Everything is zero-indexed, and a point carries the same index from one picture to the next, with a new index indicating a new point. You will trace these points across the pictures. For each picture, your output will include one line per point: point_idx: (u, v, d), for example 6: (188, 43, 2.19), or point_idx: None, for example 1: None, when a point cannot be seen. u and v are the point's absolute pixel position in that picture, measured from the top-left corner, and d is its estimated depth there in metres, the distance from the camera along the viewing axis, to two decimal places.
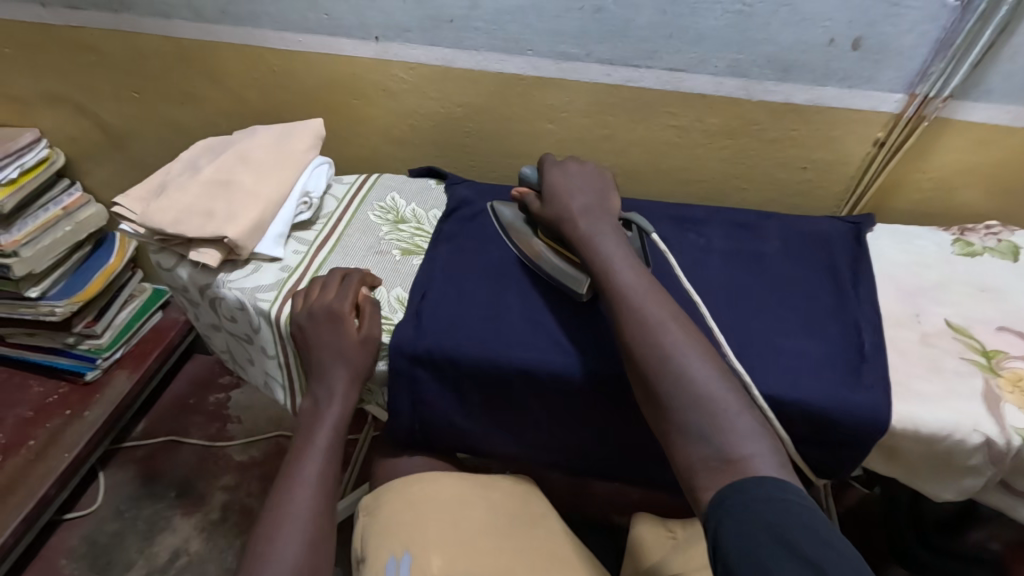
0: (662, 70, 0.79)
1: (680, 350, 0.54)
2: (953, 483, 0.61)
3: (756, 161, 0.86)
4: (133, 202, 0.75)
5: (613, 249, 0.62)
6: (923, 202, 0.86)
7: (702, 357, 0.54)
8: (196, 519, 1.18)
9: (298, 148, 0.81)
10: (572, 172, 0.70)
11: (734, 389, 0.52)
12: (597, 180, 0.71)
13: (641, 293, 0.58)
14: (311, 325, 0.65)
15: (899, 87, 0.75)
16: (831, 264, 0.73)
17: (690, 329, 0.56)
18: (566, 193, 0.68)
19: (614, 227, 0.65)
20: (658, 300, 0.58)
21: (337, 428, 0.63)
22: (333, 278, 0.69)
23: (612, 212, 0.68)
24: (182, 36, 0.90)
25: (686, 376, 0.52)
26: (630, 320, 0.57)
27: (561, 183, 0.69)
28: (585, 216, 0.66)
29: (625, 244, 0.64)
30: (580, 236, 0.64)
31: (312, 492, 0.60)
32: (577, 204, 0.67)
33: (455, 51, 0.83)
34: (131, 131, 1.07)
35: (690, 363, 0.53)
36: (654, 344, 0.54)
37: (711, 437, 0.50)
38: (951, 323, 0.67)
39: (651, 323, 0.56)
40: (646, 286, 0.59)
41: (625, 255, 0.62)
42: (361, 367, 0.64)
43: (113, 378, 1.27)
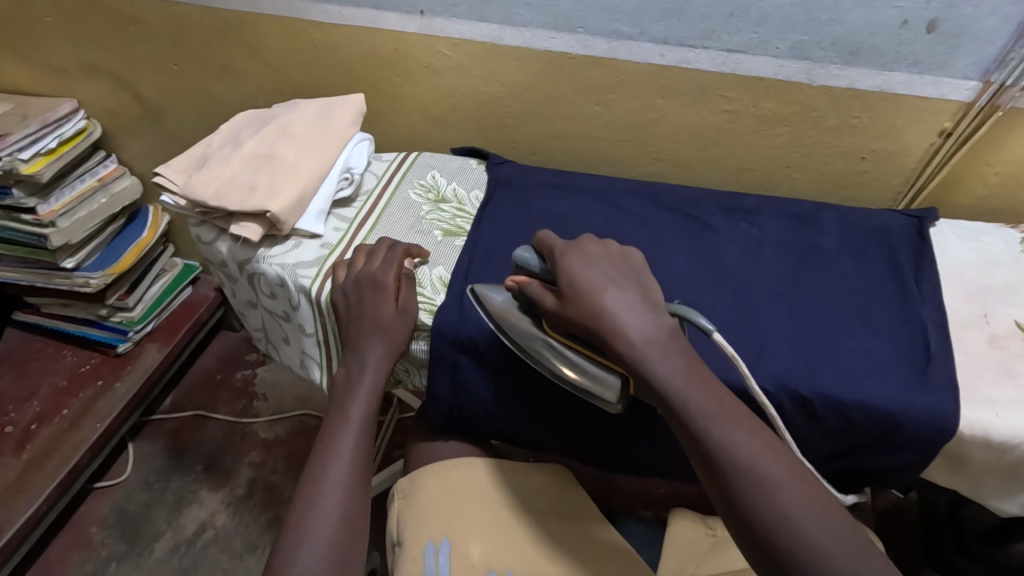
0: (719, 51, 0.76)
1: (805, 521, 0.43)
2: (1018, 494, 0.58)
3: (810, 150, 0.83)
4: (175, 174, 0.74)
5: (683, 369, 0.50)
6: (987, 198, 0.82)
7: (837, 528, 0.43)
8: (223, 493, 1.19)
9: (339, 122, 0.79)
10: (594, 257, 0.57)
11: (880, 564, 0.42)
12: (622, 260, 0.59)
13: (734, 435, 0.47)
14: (354, 292, 0.64)
15: (973, 74, 0.71)
16: (892, 260, 0.70)
17: (807, 483, 0.45)
18: (598, 287, 0.54)
19: (672, 333, 0.52)
20: (759, 442, 0.47)
21: (372, 402, 0.62)
22: (377, 249, 0.68)
23: (657, 304, 0.55)
24: (224, 6, 0.89)
25: (829, 560, 0.41)
26: (734, 479, 0.45)
27: (585, 273, 0.55)
28: (632, 320, 0.52)
29: (689, 354, 0.52)
30: (630, 350, 0.51)
31: (346, 467, 0.58)
32: (612, 302, 0.53)
33: (503, 27, 0.80)
34: (169, 104, 1.06)
35: (823, 537, 0.42)
36: (765, 506, 0.44)
37: None
38: (1022, 325, 0.63)
39: (755, 480, 0.45)
40: (732, 414, 0.48)
41: (699, 378, 0.50)
42: (401, 339, 0.62)
43: (143, 351, 1.28)
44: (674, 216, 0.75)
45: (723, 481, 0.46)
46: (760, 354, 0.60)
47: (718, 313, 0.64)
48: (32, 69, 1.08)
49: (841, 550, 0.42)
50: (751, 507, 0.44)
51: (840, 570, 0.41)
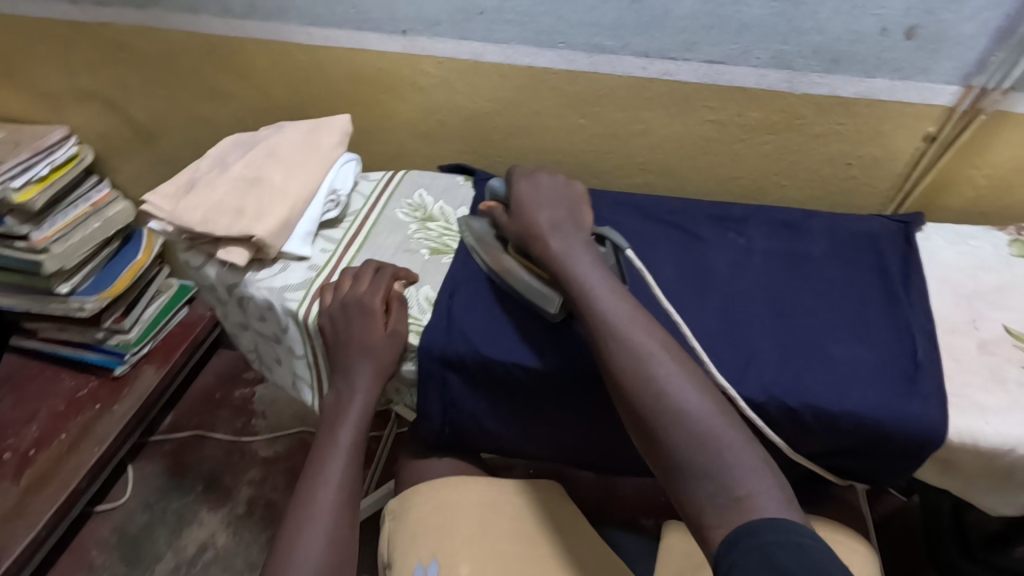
0: (701, 62, 0.76)
1: (668, 382, 0.51)
2: (1012, 499, 0.58)
3: (797, 157, 0.83)
4: (163, 200, 0.74)
5: (590, 269, 0.58)
6: (976, 200, 0.82)
7: (696, 389, 0.51)
8: (222, 513, 1.19)
9: (325, 143, 0.79)
10: (543, 184, 0.67)
11: (727, 417, 0.50)
12: (569, 191, 0.67)
13: (622, 318, 0.55)
14: (343, 314, 0.64)
15: (956, 79, 0.71)
16: (881, 267, 0.69)
17: (679, 357, 0.53)
18: (535, 207, 0.64)
19: (588, 245, 0.61)
20: (641, 323, 0.55)
21: (360, 425, 0.62)
22: (367, 271, 0.68)
23: (584, 226, 0.64)
24: (210, 31, 0.89)
25: (683, 413, 0.49)
26: (616, 351, 0.53)
27: (529, 197, 0.65)
28: (555, 234, 0.61)
29: (599, 261, 0.60)
30: (550, 255, 0.60)
31: (335, 493, 0.58)
32: (545, 219, 0.62)
33: (485, 44, 0.80)
34: (160, 128, 1.07)
35: (682, 395, 0.50)
36: (638, 367, 0.52)
37: (715, 472, 0.46)
38: (1010, 330, 0.63)
39: (634, 351, 0.53)
40: (621, 300, 0.56)
41: (603, 276, 0.58)
42: (389, 362, 0.63)
43: (140, 373, 1.28)
44: (661, 227, 0.75)
45: (608, 352, 0.53)
46: (748, 364, 0.60)
47: (705, 323, 0.64)
48: (24, 96, 1.09)
49: (698, 405, 0.50)
50: (626, 371, 0.52)
51: (690, 418, 0.49)
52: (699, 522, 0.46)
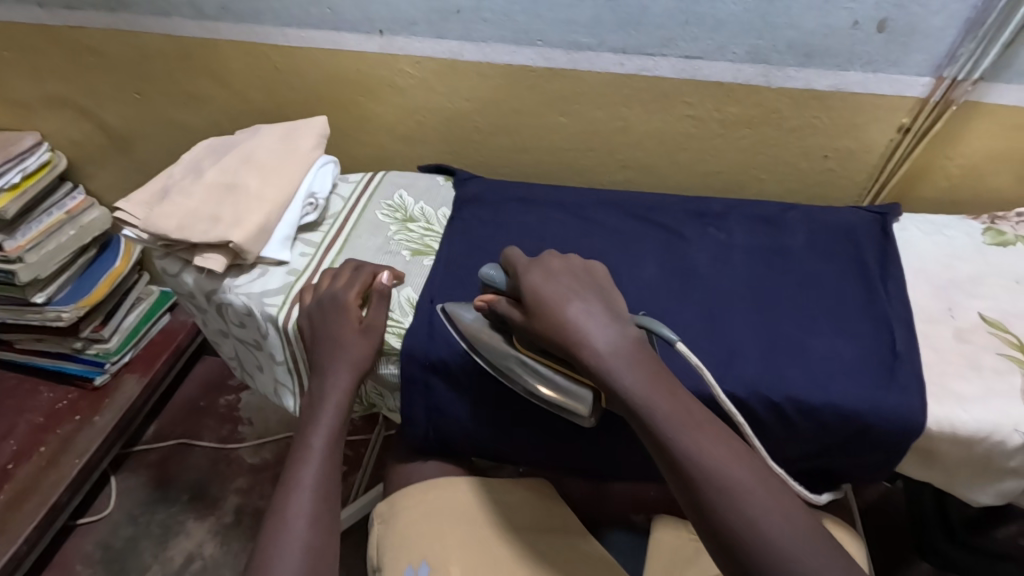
0: (678, 58, 0.76)
1: (765, 520, 0.46)
2: (990, 486, 0.58)
3: (775, 151, 0.83)
4: (137, 207, 0.73)
5: (648, 379, 0.51)
6: (950, 190, 0.83)
7: (794, 524, 0.46)
8: (209, 522, 1.18)
9: (302, 146, 0.78)
10: (557, 270, 0.59)
11: (832, 554, 0.45)
12: (586, 274, 0.60)
13: (699, 443, 0.49)
14: (319, 313, 0.64)
15: (927, 70, 0.72)
16: (858, 259, 0.70)
17: (768, 484, 0.48)
18: (561, 301, 0.55)
19: (638, 344, 0.54)
20: (721, 447, 0.49)
21: (336, 424, 0.61)
22: (345, 270, 0.68)
23: (620, 314, 0.56)
24: (182, 33, 0.88)
25: (788, 557, 0.44)
26: (699, 486, 0.48)
27: (547, 289, 0.56)
28: (594, 331, 0.54)
29: (653, 362, 0.53)
30: (596, 364, 0.52)
31: (311, 495, 0.57)
32: (575, 315, 0.54)
33: (462, 43, 0.80)
34: (134, 133, 1.05)
35: (783, 535, 0.45)
36: (731, 511, 0.46)
37: None
38: (985, 318, 0.64)
39: (718, 484, 0.47)
40: (697, 421, 0.50)
41: (664, 387, 0.51)
42: (365, 358, 0.62)
43: (121, 383, 1.26)
44: (642, 224, 0.75)
45: (690, 487, 0.48)
46: (730, 360, 0.60)
47: (687, 323, 0.64)
48: None
49: (802, 551, 0.45)
50: (716, 509, 0.47)
51: (796, 561, 0.44)
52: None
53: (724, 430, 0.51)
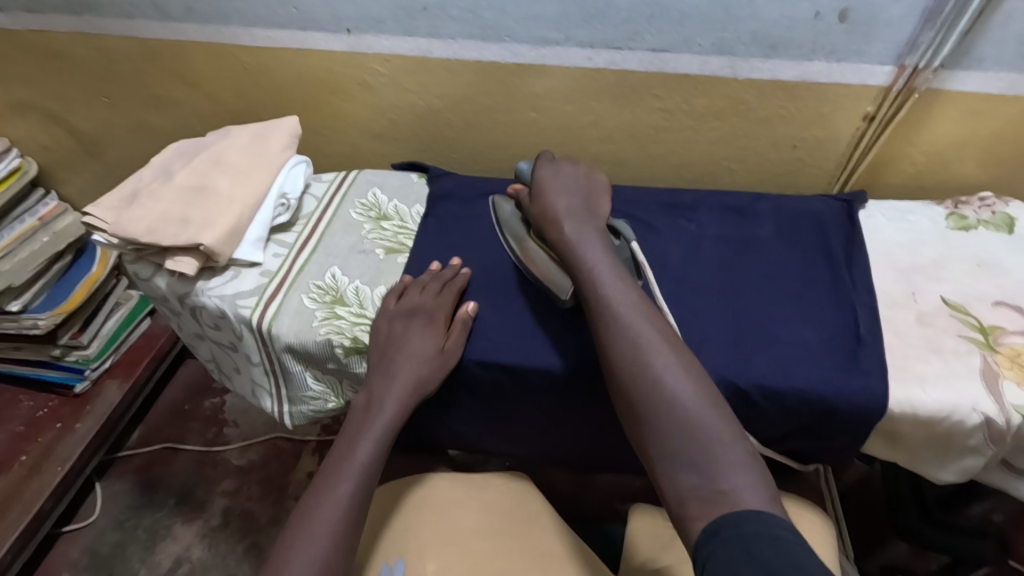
0: (645, 51, 0.76)
1: (667, 375, 0.53)
2: (952, 464, 0.60)
3: (745, 142, 0.84)
4: (105, 211, 0.72)
5: (601, 258, 0.61)
6: (916, 176, 0.85)
7: (694, 386, 0.53)
8: (197, 525, 1.17)
9: (272, 148, 0.78)
10: (566, 172, 0.69)
11: (722, 414, 0.52)
12: (589, 182, 0.69)
13: (629, 309, 0.57)
14: (402, 321, 0.63)
15: (889, 58, 0.73)
16: (825, 247, 0.71)
17: (680, 354, 0.55)
18: (553, 192, 0.66)
19: (601, 233, 0.64)
20: (642, 311, 0.57)
21: (382, 442, 0.59)
22: (433, 281, 0.67)
23: (598, 216, 0.66)
24: (148, 35, 0.87)
25: (674, 397, 0.52)
26: (618, 341, 0.56)
27: (550, 181, 0.67)
28: (570, 218, 0.64)
29: (610, 252, 0.62)
30: (565, 240, 0.62)
31: (341, 513, 0.54)
32: (560, 206, 0.65)
33: (431, 41, 0.80)
34: (105, 137, 1.04)
35: (681, 391, 0.52)
36: (637, 358, 0.54)
37: (702, 467, 0.49)
38: (947, 301, 0.65)
39: (636, 340, 0.55)
40: (631, 293, 0.58)
41: (614, 267, 0.60)
42: (429, 381, 0.61)
43: (103, 389, 1.25)
44: (615, 215, 0.76)
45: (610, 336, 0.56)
46: (700, 347, 0.61)
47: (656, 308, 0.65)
48: None
49: (689, 395, 0.52)
50: (627, 361, 0.54)
51: (684, 412, 0.51)
52: (680, 510, 0.49)
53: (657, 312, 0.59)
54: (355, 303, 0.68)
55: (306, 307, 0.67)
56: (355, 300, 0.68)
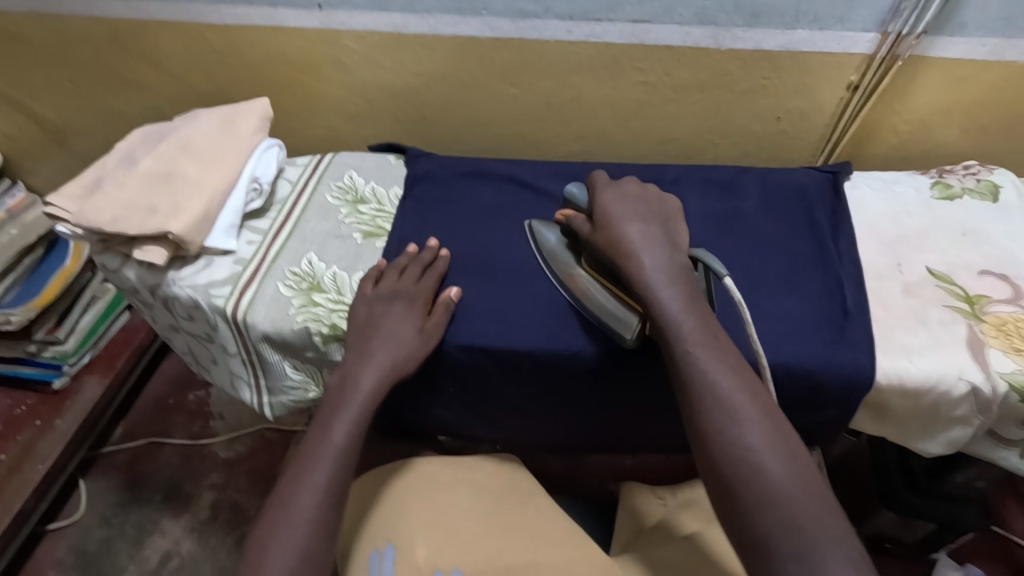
0: (625, 22, 0.74)
1: (766, 453, 0.46)
2: (939, 435, 0.60)
3: (729, 114, 0.83)
4: (68, 201, 0.69)
5: (683, 302, 0.53)
6: (901, 146, 0.84)
7: (797, 468, 0.45)
8: (185, 519, 1.15)
9: (243, 131, 0.75)
10: (632, 196, 0.62)
11: (831, 504, 0.44)
12: (660, 206, 0.62)
13: (718, 369, 0.50)
14: (382, 306, 0.62)
15: (872, 25, 0.72)
16: (811, 221, 0.70)
17: (780, 428, 0.47)
18: (624, 219, 0.59)
19: (684, 270, 0.56)
20: (737, 372, 0.50)
21: (359, 425, 0.57)
22: (413, 266, 0.65)
23: (679, 248, 0.58)
24: (107, 15, 0.83)
25: (772, 478, 0.44)
26: (708, 404, 0.49)
27: (619, 207, 0.60)
28: (647, 251, 0.56)
29: (697, 297, 0.55)
30: (639, 277, 0.55)
31: (319, 498, 0.52)
32: (634, 234, 0.58)
33: (405, 15, 0.77)
34: (69, 123, 1.00)
35: (782, 473, 0.45)
36: (729, 428, 0.47)
37: (808, 573, 0.40)
38: (932, 271, 0.65)
39: (726, 405, 0.48)
40: (722, 350, 0.51)
41: (699, 313, 0.53)
42: (407, 362, 0.59)
43: (82, 385, 1.21)
44: None
45: (696, 398, 0.49)
46: None
47: None
48: None
49: (790, 478, 0.44)
50: (717, 429, 0.47)
51: (787, 499, 0.43)
52: None
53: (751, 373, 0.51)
54: (333, 290, 0.66)
55: (283, 295, 0.65)
56: (333, 286, 0.66)
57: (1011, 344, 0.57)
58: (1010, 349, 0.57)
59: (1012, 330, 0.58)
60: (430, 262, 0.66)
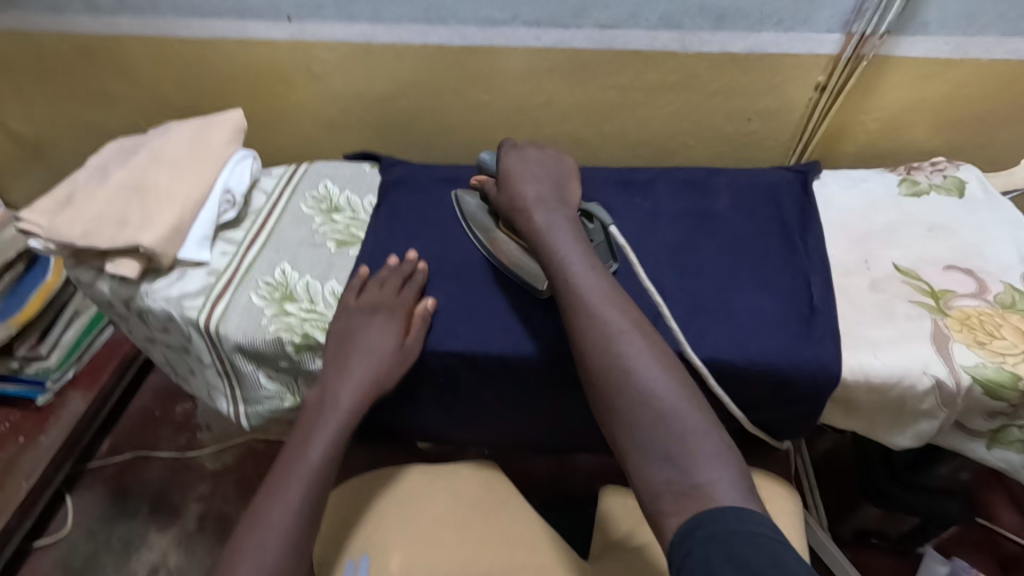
0: (593, 28, 0.75)
1: (639, 364, 0.51)
2: (908, 429, 0.60)
3: (701, 115, 0.84)
4: (40, 215, 0.69)
5: (570, 243, 0.59)
6: (871, 143, 0.85)
7: (666, 375, 0.51)
8: (172, 532, 1.13)
9: (216, 142, 0.75)
10: (532, 158, 0.66)
11: (696, 402, 0.49)
12: (557, 166, 0.67)
13: (599, 298, 0.55)
14: (361, 320, 0.62)
15: (835, 26, 0.73)
16: (780, 219, 0.71)
17: (652, 343, 0.53)
18: (523, 180, 0.64)
19: (570, 217, 0.62)
20: (608, 295, 0.56)
21: (336, 444, 0.57)
22: (392, 278, 0.65)
23: (569, 203, 0.64)
24: (79, 31, 0.83)
25: (644, 384, 0.50)
26: (588, 328, 0.54)
27: (517, 168, 0.65)
28: (540, 207, 0.62)
29: (582, 239, 0.60)
30: (534, 230, 0.60)
31: (292, 519, 0.53)
32: (530, 193, 0.63)
33: (374, 25, 0.77)
34: (47, 140, 1.00)
35: (652, 381, 0.50)
36: (606, 346, 0.52)
37: (676, 459, 0.46)
38: (898, 267, 0.65)
39: (607, 328, 0.53)
40: (600, 279, 0.56)
41: (584, 252, 0.59)
42: (386, 380, 0.60)
43: (65, 401, 1.20)
44: None
45: (576, 322, 0.54)
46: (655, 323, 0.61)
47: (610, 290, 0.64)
48: None
49: (659, 383, 0.50)
50: (597, 351, 0.53)
51: (656, 402, 0.49)
52: (656, 515, 0.46)
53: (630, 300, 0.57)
54: (306, 299, 0.66)
55: (255, 305, 0.65)
56: (306, 296, 0.66)
57: (974, 337, 0.58)
58: (974, 342, 0.58)
59: (975, 324, 0.59)
60: (410, 274, 0.66)
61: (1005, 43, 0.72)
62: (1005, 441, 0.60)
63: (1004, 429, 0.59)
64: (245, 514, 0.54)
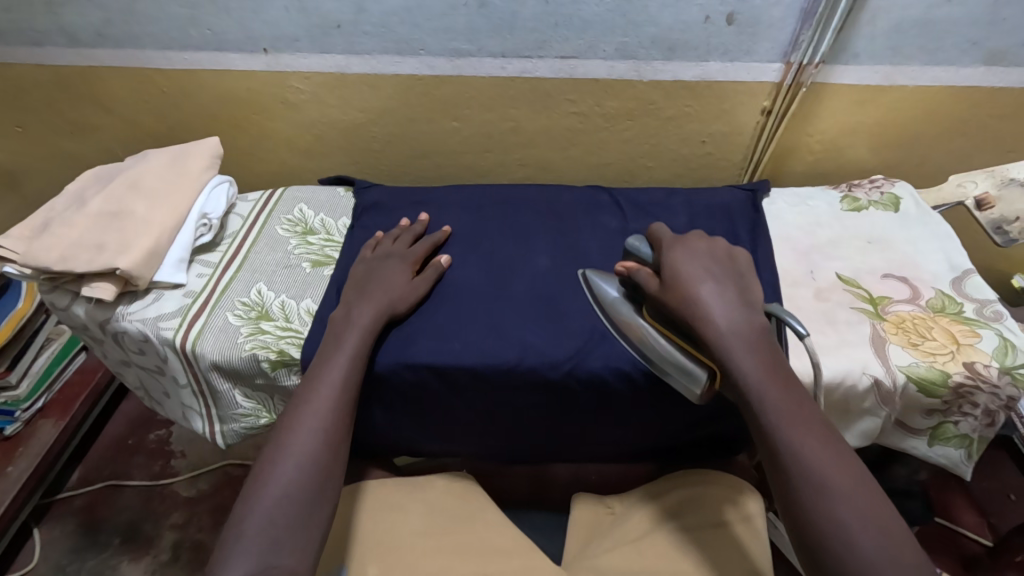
0: (554, 58, 0.80)
1: (862, 528, 0.44)
2: (853, 427, 0.64)
3: (659, 138, 0.89)
4: (16, 242, 0.71)
5: (771, 378, 0.50)
6: (815, 163, 0.91)
7: (890, 540, 0.44)
8: (146, 563, 1.10)
9: (192, 168, 0.78)
10: (702, 252, 0.59)
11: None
12: (728, 261, 0.59)
13: (809, 450, 0.47)
14: (374, 263, 0.70)
15: (775, 57, 0.79)
16: (732, 233, 0.76)
17: (870, 495, 0.46)
18: (697, 280, 0.56)
19: (766, 334, 0.54)
20: (825, 447, 0.48)
21: (346, 390, 0.58)
22: (405, 235, 0.74)
23: (755, 308, 0.56)
24: (59, 63, 0.85)
25: (872, 565, 0.43)
26: (801, 487, 0.47)
27: (689, 267, 0.57)
28: (725, 319, 0.53)
29: (782, 365, 0.52)
30: (722, 349, 0.52)
31: (326, 417, 0.56)
32: (709, 298, 0.55)
33: (348, 57, 0.81)
34: (23, 168, 1.01)
35: (880, 557, 0.43)
36: (825, 516, 0.45)
37: None
38: (841, 276, 0.70)
39: (824, 492, 0.46)
40: (812, 429, 0.48)
41: (785, 383, 0.50)
42: (399, 304, 0.65)
43: (36, 430, 1.15)
44: (537, 214, 0.79)
45: (785, 477, 0.47)
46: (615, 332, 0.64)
47: (575, 306, 0.67)
48: None
49: (892, 568, 0.43)
50: (811, 512, 0.46)
51: None
52: None
53: (833, 433, 0.49)
54: (281, 317, 0.68)
55: (231, 324, 0.67)
56: (281, 314, 0.68)
57: (908, 340, 0.63)
58: (908, 344, 0.63)
59: (909, 327, 0.64)
60: (422, 233, 0.75)
61: (928, 71, 0.78)
62: (943, 437, 0.64)
63: (941, 426, 0.63)
64: (268, 439, 0.56)
